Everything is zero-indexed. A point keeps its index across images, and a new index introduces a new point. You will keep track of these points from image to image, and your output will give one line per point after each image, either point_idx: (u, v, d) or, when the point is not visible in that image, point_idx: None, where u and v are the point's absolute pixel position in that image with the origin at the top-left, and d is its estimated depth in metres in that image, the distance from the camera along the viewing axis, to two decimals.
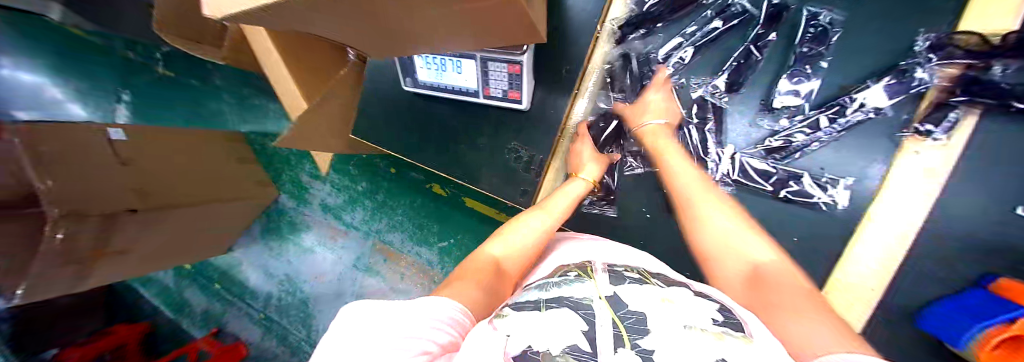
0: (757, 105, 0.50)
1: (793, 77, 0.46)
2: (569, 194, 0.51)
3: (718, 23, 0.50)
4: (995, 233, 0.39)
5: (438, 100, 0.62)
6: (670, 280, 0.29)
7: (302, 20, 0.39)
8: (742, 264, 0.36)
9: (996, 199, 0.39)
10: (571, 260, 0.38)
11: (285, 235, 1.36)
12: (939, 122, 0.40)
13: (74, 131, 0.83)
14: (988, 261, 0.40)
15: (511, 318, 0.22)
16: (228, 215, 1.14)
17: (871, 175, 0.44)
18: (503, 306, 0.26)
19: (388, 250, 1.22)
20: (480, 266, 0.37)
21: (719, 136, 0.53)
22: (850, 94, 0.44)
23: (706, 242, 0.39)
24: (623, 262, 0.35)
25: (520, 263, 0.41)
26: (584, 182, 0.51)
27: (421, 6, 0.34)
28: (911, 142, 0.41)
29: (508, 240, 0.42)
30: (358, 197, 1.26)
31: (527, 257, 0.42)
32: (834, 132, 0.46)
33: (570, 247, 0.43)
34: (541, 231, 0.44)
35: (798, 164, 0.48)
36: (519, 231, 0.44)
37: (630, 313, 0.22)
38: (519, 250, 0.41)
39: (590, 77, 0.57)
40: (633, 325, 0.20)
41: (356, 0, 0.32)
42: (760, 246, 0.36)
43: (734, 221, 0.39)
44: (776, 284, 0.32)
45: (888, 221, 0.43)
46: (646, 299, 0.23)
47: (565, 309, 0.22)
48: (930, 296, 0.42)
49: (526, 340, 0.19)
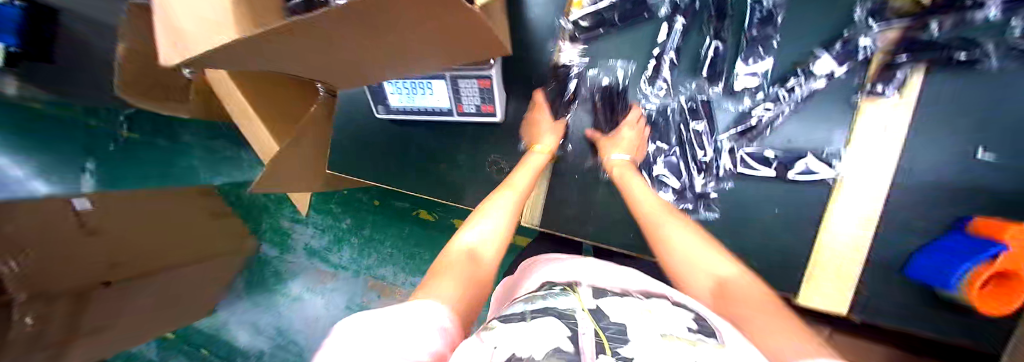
0: (720, 92, 0.51)
1: (750, 57, 0.48)
2: (529, 168, 0.51)
3: (681, 20, 0.50)
4: (960, 178, 0.42)
5: (412, 123, 0.61)
6: (651, 292, 0.30)
7: (259, 56, 0.38)
8: (707, 277, 0.36)
9: (951, 143, 0.41)
10: (558, 277, 0.37)
11: (270, 286, 1.30)
12: (891, 81, 0.42)
13: (32, 208, 0.77)
14: (961, 206, 0.42)
15: (498, 329, 0.22)
16: (204, 276, 1.08)
17: (836, 140, 0.46)
18: (488, 320, 0.25)
19: (381, 285, 1.18)
20: (458, 255, 0.38)
21: (711, 125, 0.52)
22: (802, 67, 0.46)
23: (671, 253, 0.40)
24: (606, 278, 0.35)
25: (496, 249, 0.42)
26: (542, 155, 0.51)
27: (394, 32, 0.35)
28: (868, 103, 0.44)
29: (478, 228, 0.43)
30: (344, 235, 1.22)
31: (501, 242, 0.43)
32: (794, 102, 0.47)
33: (550, 268, 0.41)
34: (507, 214, 0.46)
35: (766, 144, 0.49)
36: (485, 218, 0.44)
37: (612, 323, 0.22)
38: (493, 234, 0.43)
39: (561, 82, 0.56)
40: (613, 333, 0.20)
41: (320, 29, 0.32)
42: (717, 256, 0.38)
43: (691, 233, 0.42)
44: (744, 295, 0.32)
45: (863, 189, 0.44)
46: (628, 311, 0.23)
47: (550, 318, 0.22)
48: (915, 245, 0.44)
49: (511, 349, 0.19)
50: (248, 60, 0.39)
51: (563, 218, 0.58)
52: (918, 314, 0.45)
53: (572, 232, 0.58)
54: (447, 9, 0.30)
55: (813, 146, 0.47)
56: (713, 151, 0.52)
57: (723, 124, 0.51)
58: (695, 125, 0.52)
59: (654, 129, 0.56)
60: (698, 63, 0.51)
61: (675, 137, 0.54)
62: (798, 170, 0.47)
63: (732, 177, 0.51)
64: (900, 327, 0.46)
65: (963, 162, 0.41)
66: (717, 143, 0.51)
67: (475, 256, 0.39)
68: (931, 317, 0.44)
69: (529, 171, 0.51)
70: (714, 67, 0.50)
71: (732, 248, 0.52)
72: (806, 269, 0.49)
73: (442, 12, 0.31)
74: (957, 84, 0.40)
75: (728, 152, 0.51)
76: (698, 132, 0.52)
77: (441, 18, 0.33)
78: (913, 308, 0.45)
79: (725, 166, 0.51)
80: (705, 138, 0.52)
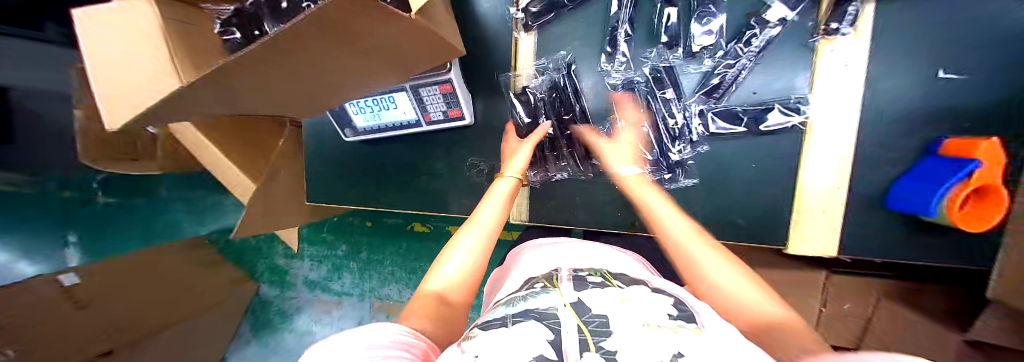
0: (681, 56, 0.50)
1: (705, 17, 0.47)
2: (497, 196, 0.44)
3: None
4: (926, 102, 0.43)
5: (384, 140, 0.60)
6: (629, 277, 0.30)
7: (212, 106, 0.34)
8: (742, 316, 0.28)
9: (912, 71, 0.42)
10: (538, 269, 0.36)
11: (276, 326, 1.26)
12: (844, 17, 0.42)
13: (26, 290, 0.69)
14: (931, 128, 0.43)
15: (478, 338, 0.22)
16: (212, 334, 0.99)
17: (801, 86, 0.46)
18: (469, 328, 0.25)
19: (388, 305, 1.17)
20: (419, 308, 0.31)
21: (678, 91, 0.50)
22: (756, 17, 0.46)
23: (698, 284, 0.33)
24: (587, 262, 0.35)
25: (465, 290, 0.35)
26: (510, 180, 0.45)
27: (331, 53, 0.33)
28: (825, 43, 0.44)
29: (447, 268, 0.36)
30: (342, 262, 1.21)
31: (471, 282, 0.36)
32: (754, 54, 0.47)
33: (542, 254, 0.41)
34: (476, 249, 0.38)
35: (728, 103, 0.50)
36: (452, 255, 0.37)
37: (594, 315, 0.22)
38: (460, 275, 0.35)
39: (521, 74, 0.55)
40: (597, 327, 0.21)
41: (257, 64, 0.29)
42: (757, 294, 0.30)
43: (725, 261, 0.33)
44: (784, 340, 0.25)
45: (835, 128, 0.46)
46: (607, 302, 0.24)
47: (530, 320, 0.22)
48: (895, 174, 0.45)
49: (492, 359, 0.19)
50: (196, 110, 0.34)
51: (550, 207, 0.58)
52: (905, 239, 0.46)
53: (561, 221, 0.58)
54: (386, 21, 0.30)
55: (782, 95, 0.47)
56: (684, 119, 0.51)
57: (689, 88, 0.51)
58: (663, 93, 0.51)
59: (623, 106, 0.53)
60: (654, 32, 0.50)
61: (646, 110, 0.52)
62: (770, 121, 0.47)
63: (706, 140, 0.51)
64: (891, 255, 0.47)
65: (914, 88, 0.43)
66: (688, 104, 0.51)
67: (440, 303, 0.32)
68: (910, 240, 0.46)
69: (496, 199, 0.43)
70: (670, 33, 0.49)
71: (721, 208, 0.52)
72: (790, 215, 0.50)
73: (378, 24, 0.30)
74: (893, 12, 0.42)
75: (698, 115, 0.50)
76: (665, 101, 0.51)
77: (379, 30, 0.32)
78: (894, 235, 0.47)
79: (697, 130, 0.51)
80: (673, 105, 0.51)
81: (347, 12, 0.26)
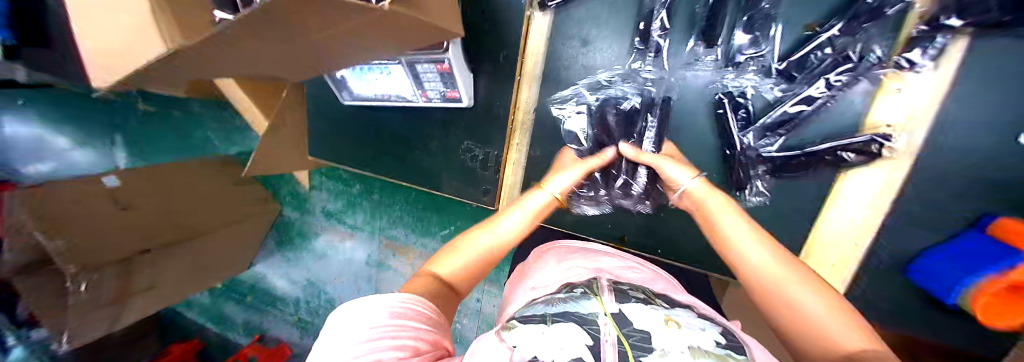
0: (715, 62, 0.42)
1: (759, 35, 0.39)
2: (528, 208, 0.37)
3: None
4: (991, 170, 0.36)
5: (385, 108, 0.58)
6: (674, 300, 0.28)
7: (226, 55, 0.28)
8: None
9: (979, 132, 0.35)
10: (548, 279, 0.35)
11: (297, 245, 1.33)
12: (926, 49, 0.34)
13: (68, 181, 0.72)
14: (987, 204, 0.37)
15: (519, 331, 0.22)
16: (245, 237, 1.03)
17: (847, 125, 0.39)
18: (509, 318, 0.26)
19: (395, 245, 1.21)
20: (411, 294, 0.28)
21: (733, 120, 0.42)
22: (819, 35, 0.37)
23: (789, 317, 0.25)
24: (629, 278, 0.32)
25: (464, 278, 0.33)
26: (547, 196, 0.38)
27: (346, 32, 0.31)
28: (891, 79, 0.36)
29: (454, 261, 0.33)
30: (356, 199, 1.24)
31: (478, 268, 0.34)
32: (832, 91, 0.38)
33: (557, 262, 0.38)
34: (487, 254, 0.34)
35: (795, 138, 0.42)
36: (466, 251, 0.33)
37: (635, 329, 0.21)
38: (464, 264, 0.33)
39: (531, 58, 0.49)
40: (637, 341, 0.20)
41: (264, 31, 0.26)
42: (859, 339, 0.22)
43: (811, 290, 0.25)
44: None
45: (866, 187, 0.41)
46: (649, 319, 0.22)
47: (570, 323, 0.22)
48: (931, 241, 0.40)
49: (531, 350, 0.19)
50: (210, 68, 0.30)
51: None
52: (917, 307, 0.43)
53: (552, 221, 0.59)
54: (355, 11, 0.27)
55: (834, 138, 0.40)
56: (726, 148, 0.44)
57: (741, 114, 0.42)
58: (722, 110, 0.43)
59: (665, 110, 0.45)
60: (705, 36, 0.40)
61: (691, 128, 0.45)
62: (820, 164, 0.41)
63: (764, 176, 0.44)
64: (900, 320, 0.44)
65: (979, 152, 0.36)
66: (747, 137, 0.42)
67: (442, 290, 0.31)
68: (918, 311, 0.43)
69: (525, 213, 0.37)
70: (716, 41, 0.40)
71: None
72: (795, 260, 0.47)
73: (351, 14, 0.27)
74: (988, 62, 0.33)
75: (730, 149, 0.43)
76: (722, 124, 0.43)
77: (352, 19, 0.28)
78: (899, 301, 0.43)
79: (751, 157, 0.43)
80: (727, 130, 0.43)
81: (335, 5, 0.24)
